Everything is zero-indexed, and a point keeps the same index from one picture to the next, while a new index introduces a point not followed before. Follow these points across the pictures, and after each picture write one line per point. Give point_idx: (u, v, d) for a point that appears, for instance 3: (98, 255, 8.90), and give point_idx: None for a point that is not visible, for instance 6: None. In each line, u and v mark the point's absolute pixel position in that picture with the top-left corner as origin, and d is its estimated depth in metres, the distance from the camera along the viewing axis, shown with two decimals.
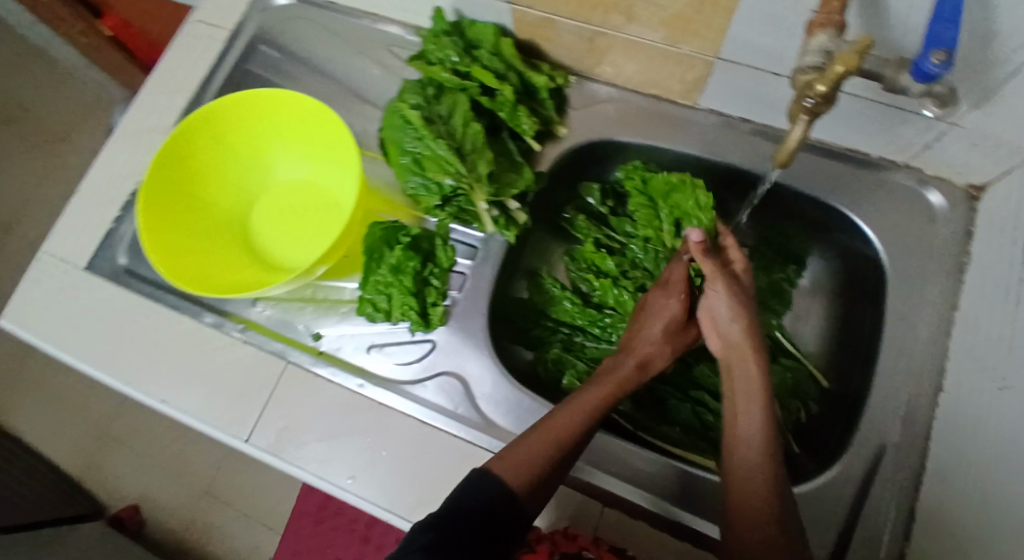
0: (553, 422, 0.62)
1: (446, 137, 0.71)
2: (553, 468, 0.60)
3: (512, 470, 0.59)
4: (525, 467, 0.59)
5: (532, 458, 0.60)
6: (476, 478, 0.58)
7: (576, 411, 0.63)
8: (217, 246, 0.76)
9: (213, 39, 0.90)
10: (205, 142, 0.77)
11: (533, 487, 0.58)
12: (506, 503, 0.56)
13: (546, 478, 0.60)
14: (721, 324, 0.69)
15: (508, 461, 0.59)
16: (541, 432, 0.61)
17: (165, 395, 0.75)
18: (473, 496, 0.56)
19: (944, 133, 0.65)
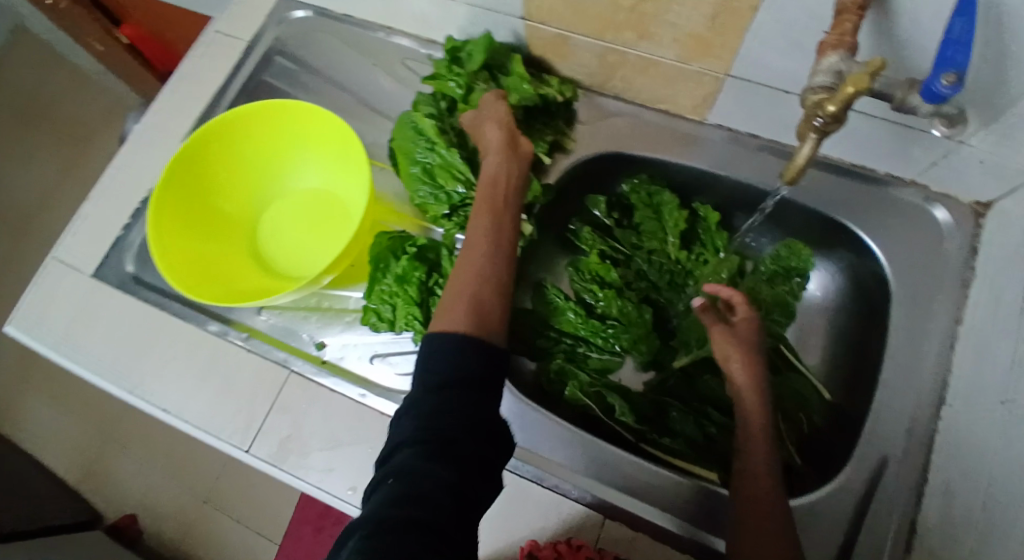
0: (459, 271, 0.63)
1: (458, 147, 0.73)
2: (482, 296, 0.60)
3: (450, 318, 0.58)
4: (461, 311, 0.59)
5: (457, 298, 0.60)
6: (425, 349, 0.56)
7: (476, 250, 0.63)
8: (223, 253, 0.77)
9: (228, 48, 0.91)
10: (214, 149, 0.78)
11: (480, 317, 0.58)
12: (465, 342, 0.55)
13: (490, 309, 0.60)
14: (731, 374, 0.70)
15: (443, 318, 0.59)
16: (453, 288, 0.61)
17: (169, 403, 0.75)
18: (438, 361, 0.55)
19: (952, 152, 0.65)
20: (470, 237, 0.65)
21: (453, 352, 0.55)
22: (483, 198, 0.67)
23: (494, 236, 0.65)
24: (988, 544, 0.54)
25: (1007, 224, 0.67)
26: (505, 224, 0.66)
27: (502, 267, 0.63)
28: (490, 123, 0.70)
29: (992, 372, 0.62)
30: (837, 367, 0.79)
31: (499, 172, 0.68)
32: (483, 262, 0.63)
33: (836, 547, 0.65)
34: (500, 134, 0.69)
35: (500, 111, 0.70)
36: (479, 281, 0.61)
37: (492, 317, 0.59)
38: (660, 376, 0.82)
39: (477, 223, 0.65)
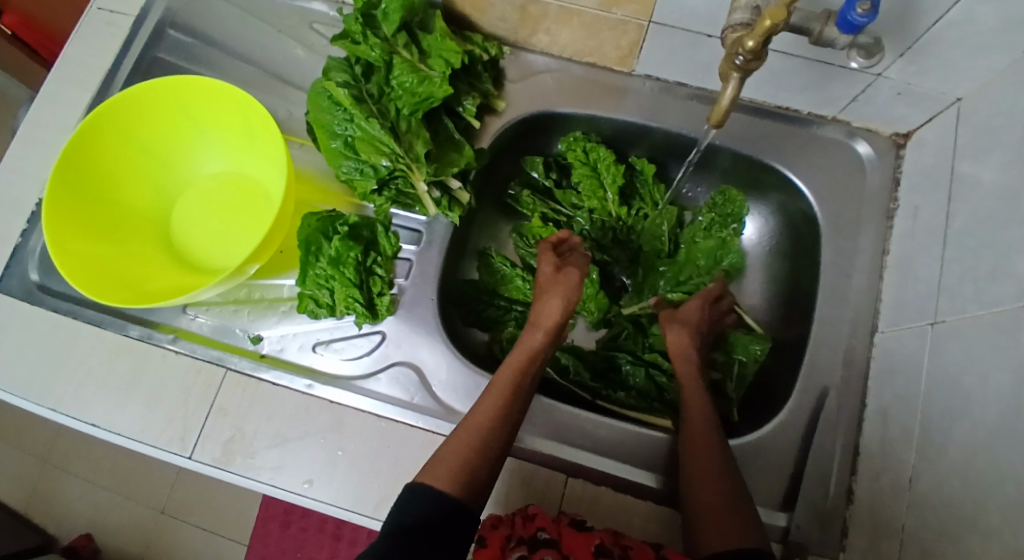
0: (472, 416, 0.60)
1: (378, 117, 0.68)
2: (479, 453, 0.57)
3: (436, 473, 0.55)
4: (451, 464, 0.56)
5: (454, 453, 0.57)
6: (406, 492, 0.54)
7: (491, 402, 0.61)
8: (136, 252, 0.71)
9: (116, 25, 0.83)
10: (111, 139, 0.72)
11: (466, 481, 0.55)
12: (449, 504, 0.53)
13: (478, 473, 0.56)
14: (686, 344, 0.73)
15: (435, 467, 0.56)
16: (465, 428, 0.59)
17: (97, 416, 0.71)
18: (409, 508, 0.52)
19: (873, 84, 0.66)
20: (490, 387, 0.63)
21: (433, 496, 0.53)
22: (516, 359, 0.65)
23: (509, 404, 0.61)
24: (926, 459, 0.57)
25: (926, 150, 0.69)
26: (520, 404, 0.62)
27: (503, 443, 0.59)
28: (550, 297, 0.70)
29: (919, 294, 0.65)
30: (775, 306, 0.81)
31: (533, 348, 0.67)
32: (492, 415, 0.60)
33: (786, 479, 0.67)
34: (559, 310, 0.69)
35: (568, 286, 0.70)
36: (485, 434, 0.59)
37: (478, 489, 0.56)
38: (612, 332, 0.82)
39: (500, 380, 0.63)
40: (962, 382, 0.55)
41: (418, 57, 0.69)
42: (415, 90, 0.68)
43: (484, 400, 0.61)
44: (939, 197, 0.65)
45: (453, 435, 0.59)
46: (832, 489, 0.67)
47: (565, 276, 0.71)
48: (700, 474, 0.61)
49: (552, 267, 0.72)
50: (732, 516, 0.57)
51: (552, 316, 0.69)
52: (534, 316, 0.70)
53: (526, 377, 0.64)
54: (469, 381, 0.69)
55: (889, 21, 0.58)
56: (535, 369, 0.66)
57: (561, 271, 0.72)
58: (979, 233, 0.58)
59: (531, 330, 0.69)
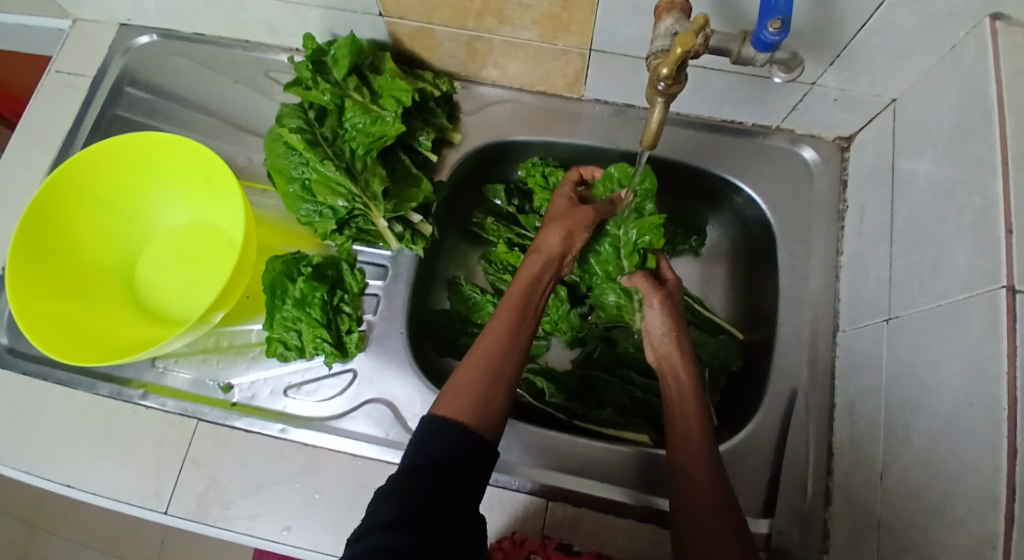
0: (482, 340, 0.60)
1: (333, 158, 0.69)
2: (494, 379, 0.57)
3: (453, 403, 0.55)
4: (465, 395, 0.55)
5: (469, 383, 0.56)
6: (424, 426, 0.53)
7: (501, 329, 0.60)
8: (102, 308, 0.71)
9: (73, 86, 0.85)
10: (73, 199, 0.73)
11: (482, 408, 0.55)
12: (468, 436, 0.52)
13: (494, 400, 0.56)
14: (654, 337, 0.72)
15: (449, 398, 0.55)
16: (477, 350, 0.59)
17: (69, 477, 0.70)
18: (432, 444, 0.52)
19: (807, 93, 0.69)
20: (496, 316, 0.62)
21: (452, 439, 0.52)
22: (521, 285, 0.65)
23: (517, 328, 0.61)
24: (894, 452, 0.58)
25: (867, 151, 0.72)
26: (528, 327, 0.62)
27: (516, 368, 0.59)
28: (562, 229, 0.69)
29: (872, 291, 0.67)
30: (741, 312, 0.82)
31: (540, 273, 0.66)
32: (503, 342, 0.59)
33: (764, 482, 0.68)
34: (560, 238, 0.68)
35: (578, 220, 0.70)
36: (497, 361, 0.58)
37: (495, 418, 0.55)
38: (585, 350, 0.83)
39: (506, 304, 0.63)
40: (918, 373, 0.57)
41: (369, 99, 0.71)
42: (368, 130, 0.69)
43: (491, 326, 0.61)
44: (882, 195, 0.67)
45: (464, 361, 0.58)
46: (810, 489, 0.67)
47: (577, 212, 0.71)
48: (687, 470, 0.60)
49: (569, 201, 0.74)
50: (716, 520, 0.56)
51: (556, 243, 0.68)
52: (537, 243, 0.69)
53: (532, 301, 0.64)
54: None
55: (812, 34, 0.61)
56: (541, 291, 0.65)
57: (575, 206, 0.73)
58: (920, 227, 0.60)
59: (533, 255, 0.68)
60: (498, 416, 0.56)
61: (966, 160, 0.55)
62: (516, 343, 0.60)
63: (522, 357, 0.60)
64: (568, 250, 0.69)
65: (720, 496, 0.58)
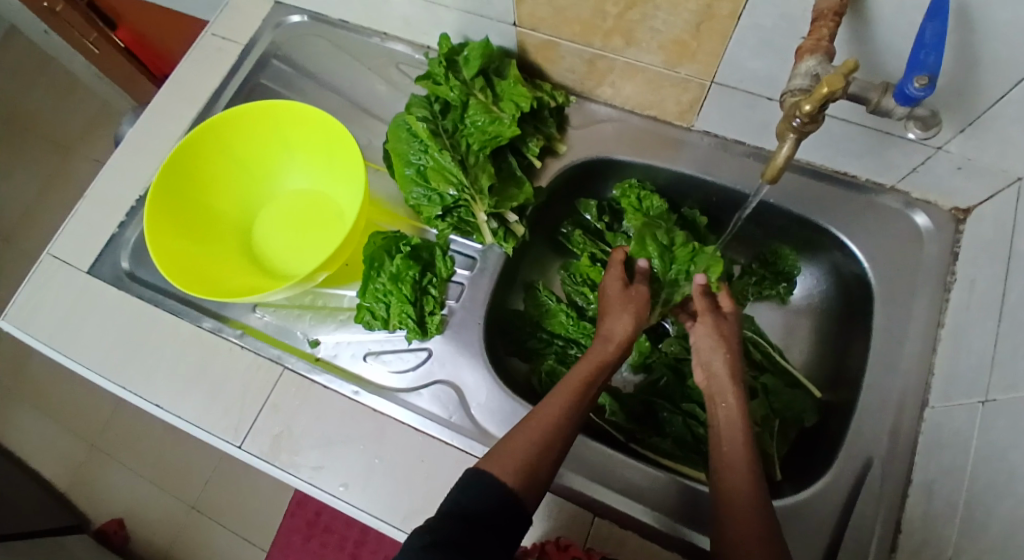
0: (539, 415, 0.62)
1: (451, 150, 0.73)
2: (546, 453, 0.59)
3: (502, 463, 0.57)
4: (515, 458, 0.58)
5: (520, 448, 0.58)
6: (469, 477, 0.56)
7: (561, 403, 0.63)
8: (221, 252, 0.78)
9: (225, 51, 0.93)
10: (213, 150, 0.79)
11: (528, 477, 0.57)
12: (507, 500, 0.55)
13: (540, 473, 0.58)
14: (705, 357, 0.71)
15: (499, 458, 0.58)
16: (534, 421, 0.61)
17: (162, 399, 0.76)
18: (473, 496, 0.54)
19: (931, 156, 0.68)
20: (556, 391, 0.64)
21: (495, 498, 0.54)
22: (586, 367, 0.67)
23: (575, 410, 0.63)
24: (968, 536, 0.56)
25: (985, 226, 0.69)
26: (583, 411, 0.64)
27: (564, 447, 0.61)
28: (627, 316, 0.72)
29: (969, 369, 0.64)
30: (823, 369, 0.80)
31: (602, 360, 0.68)
32: (560, 417, 0.62)
33: (822, 542, 0.66)
34: (628, 329, 0.70)
35: (639, 304, 0.73)
36: (551, 439, 0.60)
37: (536, 490, 0.57)
38: (651, 377, 0.82)
39: (568, 384, 0.65)
40: (1009, 459, 0.54)
41: (491, 100, 0.75)
42: (486, 129, 0.73)
43: (552, 397, 0.63)
44: (995, 272, 0.65)
45: (519, 429, 0.61)
46: None
47: (635, 294, 0.74)
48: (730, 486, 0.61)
49: (620, 285, 0.74)
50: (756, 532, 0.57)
51: (623, 333, 0.70)
52: (603, 330, 0.71)
53: (592, 387, 0.66)
54: (507, 406, 0.72)
55: (947, 96, 0.60)
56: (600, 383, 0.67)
57: (630, 288, 0.74)
58: None
59: (601, 342, 0.70)
60: (540, 490, 0.58)
61: None
62: (571, 425, 0.62)
63: (573, 438, 0.62)
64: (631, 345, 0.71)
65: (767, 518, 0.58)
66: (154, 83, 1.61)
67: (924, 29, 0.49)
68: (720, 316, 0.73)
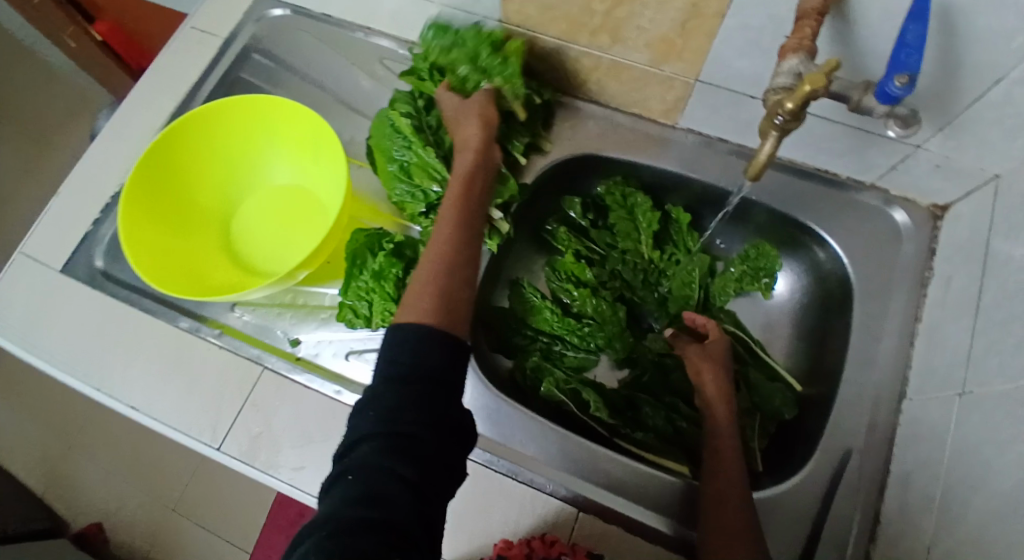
0: (430, 250, 0.62)
1: (434, 146, 0.73)
2: (447, 263, 0.60)
3: (413, 308, 0.56)
4: (424, 296, 0.57)
5: (427, 285, 0.58)
6: (394, 338, 0.55)
7: (444, 229, 0.63)
8: (200, 249, 0.77)
9: (206, 44, 0.91)
10: (192, 144, 0.78)
11: (444, 307, 0.57)
12: (433, 335, 0.54)
13: (455, 298, 0.58)
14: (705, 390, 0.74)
15: (409, 306, 0.57)
16: (425, 263, 0.61)
17: (139, 400, 0.75)
18: (402, 354, 0.53)
19: (909, 156, 0.69)
20: (438, 225, 0.64)
21: (421, 347, 0.53)
22: (455, 183, 0.67)
23: (461, 232, 0.63)
24: (945, 527, 0.57)
25: (962, 223, 0.70)
26: (474, 230, 0.65)
27: (472, 268, 0.62)
28: (478, 122, 0.69)
29: (946, 363, 0.65)
30: (803, 363, 0.81)
31: (470, 169, 0.68)
32: (448, 242, 0.62)
33: (802, 534, 0.67)
34: (478, 130, 0.69)
35: (484, 109, 0.70)
36: (450, 259, 0.60)
37: (458, 304, 0.58)
38: (634, 373, 0.83)
39: (444, 218, 0.64)
40: (985, 452, 0.55)
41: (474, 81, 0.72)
42: None
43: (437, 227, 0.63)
44: (973, 270, 0.66)
45: (416, 276, 0.60)
46: (848, 552, 0.66)
47: (470, 101, 0.70)
48: (719, 520, 0.62)
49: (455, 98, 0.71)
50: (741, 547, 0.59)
51: (473, 134, 0.69)
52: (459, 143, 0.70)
53: (469, 199, 0.66)
54: (493, 405, 0.74)
55: (928, 98, 0.61)
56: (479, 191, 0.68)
57: (464, 102, 0.71)
58: (1009, 306, 0.58)
59: (460, 156, 0.69)
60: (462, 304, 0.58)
61: None
62: (460, 232, 0.63)
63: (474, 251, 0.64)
64: (490, 147, 0.70)
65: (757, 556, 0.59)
66: (131, 75, 1.57)
67: (908, 30, 0.50)
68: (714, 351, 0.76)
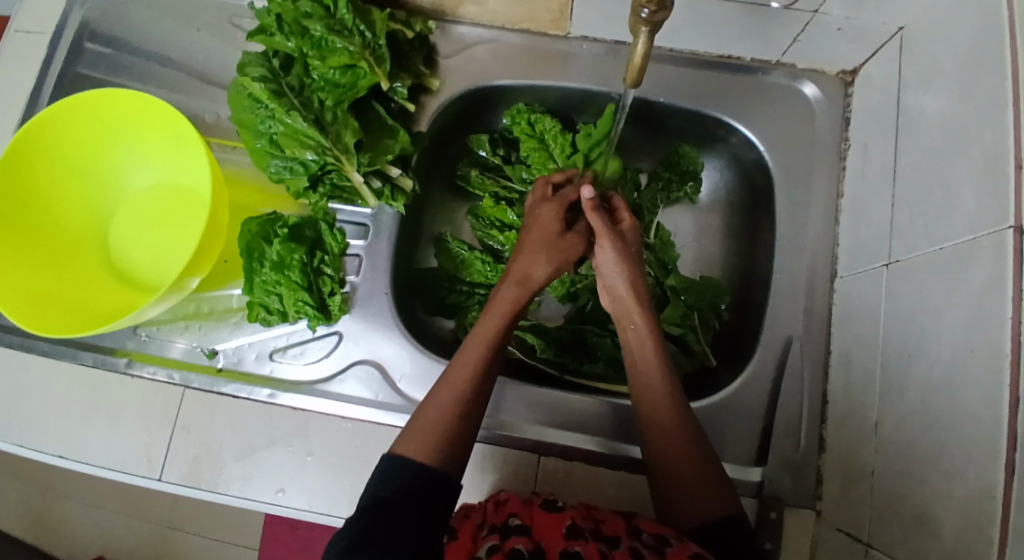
0: (451, 375, 0.58)
1: (301, 109, 0.65)
2: (460, 418, 0.56)
3: (415, 438, 0.54)
4: (430, 434, 0.54)
5: (435, 420, 0.55)
6: (384, 464, 0.53)
7: (470, 358, 0.59)
8: (79, 276, 0.70)
9: (33, 45, 0.80)
10: (35, 164, 0.69)
11: (446, 443, 0.54)
12: (423, 474, 0.52)
13: (459, 436, 0.55)
14: (607, 281, 0.65)
15: (411, 436, 0.55)
16: (447, 384, 0.57)
17: (62, 448, 0.70)
18: (389, 480, 0.52)
19: (810, 24, 0.64)
20: (466, 347, 0.60)
21: (408, 475, 0.52)
22: (494, 317, 0.62)
23: (487, 367, 0.59)
24: (889, 400, 0.56)
25: (872, 86, 0.67)
26: (497, 365, 0.60)
27: (483, 404, 0.58)
28: (548, 255, 0.65)
29: (872, 234, 0.64)
30: (735, 259, 0.79)
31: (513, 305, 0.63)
32: (471, 375, 0.58)
33: (757, 431, 0.66)
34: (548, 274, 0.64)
35: (564, 251, 0.66)
36: (463, 396, 0.57)
37: (460, 454, 0.55)
38: (577, 305, 0.80)
39: (474, 340, 0.60)
40: (918, 320, 0.54)
41: (324, 27, 0.64)
42: (339, 80, 0.66)
43: (463, 351, 0.60)
44: (886, 134, 0.64)
45: (433, 392, 0.58)
46: (803, 438, 0.66)
47: (568, 241, 0.66)
48: (660, 433, 0.58)
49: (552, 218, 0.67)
50: (699, 491, 0.55)
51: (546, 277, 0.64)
52: (512, 268, 0.65)
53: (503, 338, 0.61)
54: (433, 371, 0.69)
55: None
56: (514, 326, 0.63)
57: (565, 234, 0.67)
58: (925, 166, 0.56)
59: (515, 286, 0.64)
60: (462, 450, 0.56)
61: (976, 91, 0.51)
62: (488, 372, 0.59)
63: (492, 384, 0.60)
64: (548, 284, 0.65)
65: (702, 455, 0.57)
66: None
67: None
68: (619, 235, 0.65)
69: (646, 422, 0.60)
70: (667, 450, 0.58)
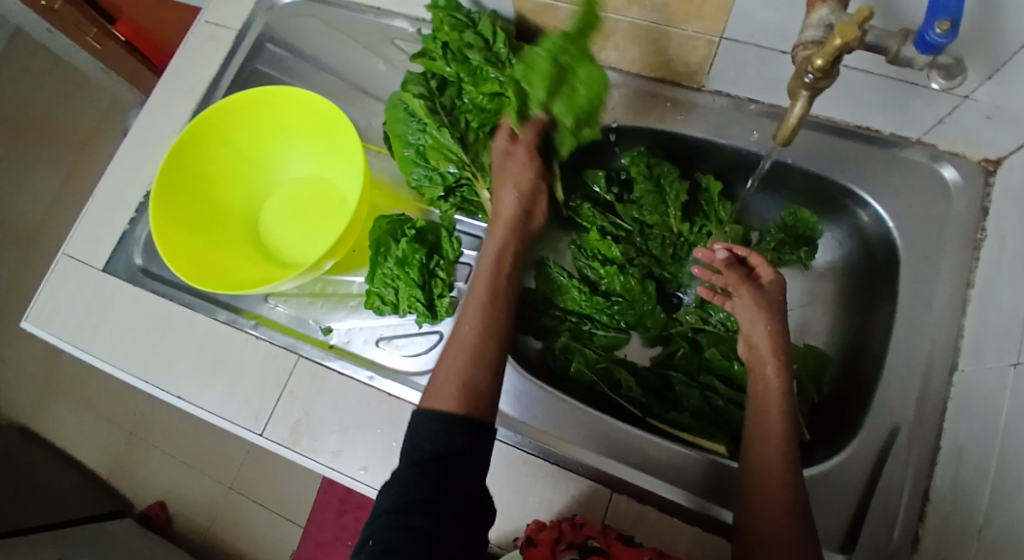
0: (455, 342, 0.60)
1: (449, 126, 0.71)
2: (475, 363, 0.57)
3: (440, 396, 0.55)
4: (449, 383, 0.56)
5: (452, 374, 0.57)
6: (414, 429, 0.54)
7: (472, 316, 0.61)
8: (228, 244, 0.78)
9: (222, 39, 0.91)
10: (213, 142, 0.79)
11: (466, 394, 0.55)
12: (455, 426, 0.53)
13: (480, 386, 0.56)
14: (745, 331, 0.69)
15: (435, 394, 0.56)
16: (455, 349, 0.59)
17: (184, 392, 0.77)
18: (426, 437, 0.52)
19: (957, 106, 0.64)
20: (467, 308, 0.63)
21: (447, 432, 0.52)
22: (484, 270, 0.65)
23: (491, 320, 0.61)
24: (999, 503, 0.54)
25: (1018, 177, 0.65)
26: (502, 318, 0.62)
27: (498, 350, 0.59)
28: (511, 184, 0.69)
29: (1002, 328, 0.61)
30: (843, 333, 0.78)
31: (503, 257, 0.67)
32: (478, 328, 0.60)
33: (849, 512, 0.64)
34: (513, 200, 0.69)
35: (524, 175, 0.69)
36: (475, 347, 0.59)
37: (486, 398, 0.56)
38: (667, 350, 0.80)
39: (476, 297, 0.63)
40: None
41: (480, 58, 0.70)
42: (485, 106, 0.72)
43: (467, 312, 0.62)
44: None
45: (444, 357, 0.59)
46: (897, 530, 0.63)
47: (513, 163, 0.70)
48: (762, 497, 0.58)
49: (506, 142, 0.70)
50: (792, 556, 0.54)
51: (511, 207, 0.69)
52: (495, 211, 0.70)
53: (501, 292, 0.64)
54: (524, 386, 0.72)
55: (973, 42, 0.56)
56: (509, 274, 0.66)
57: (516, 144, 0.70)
58: None
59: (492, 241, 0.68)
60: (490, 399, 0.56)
61: None
62: (489, 325, 0.61)
63: (502, 337, 0.61)
64: (523, 216, 0.70)
65: (800, 521, 0.56)
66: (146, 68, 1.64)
67: None
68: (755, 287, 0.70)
69: (750, 482, 0.59)
70: (761, 502, 0.57)
